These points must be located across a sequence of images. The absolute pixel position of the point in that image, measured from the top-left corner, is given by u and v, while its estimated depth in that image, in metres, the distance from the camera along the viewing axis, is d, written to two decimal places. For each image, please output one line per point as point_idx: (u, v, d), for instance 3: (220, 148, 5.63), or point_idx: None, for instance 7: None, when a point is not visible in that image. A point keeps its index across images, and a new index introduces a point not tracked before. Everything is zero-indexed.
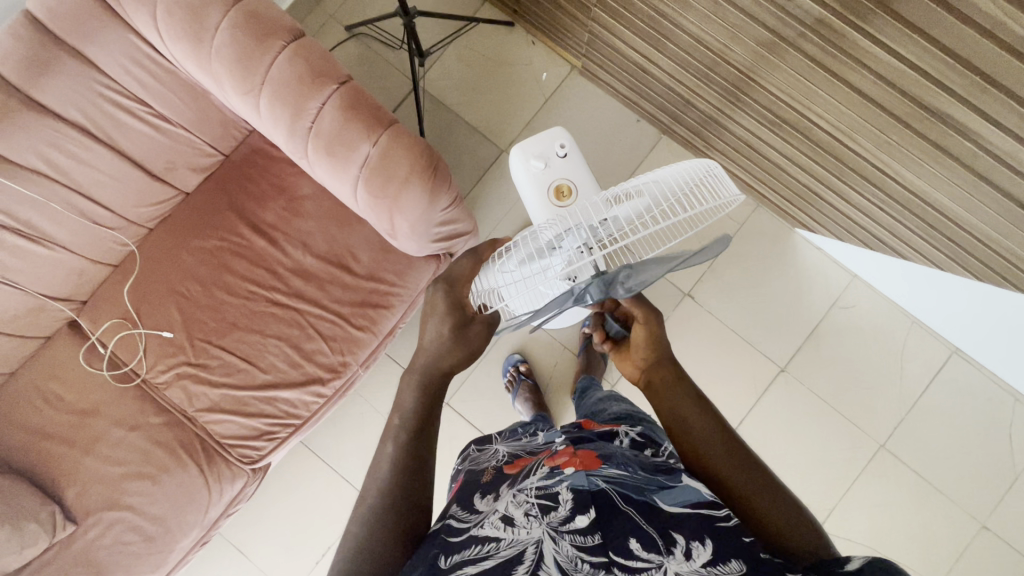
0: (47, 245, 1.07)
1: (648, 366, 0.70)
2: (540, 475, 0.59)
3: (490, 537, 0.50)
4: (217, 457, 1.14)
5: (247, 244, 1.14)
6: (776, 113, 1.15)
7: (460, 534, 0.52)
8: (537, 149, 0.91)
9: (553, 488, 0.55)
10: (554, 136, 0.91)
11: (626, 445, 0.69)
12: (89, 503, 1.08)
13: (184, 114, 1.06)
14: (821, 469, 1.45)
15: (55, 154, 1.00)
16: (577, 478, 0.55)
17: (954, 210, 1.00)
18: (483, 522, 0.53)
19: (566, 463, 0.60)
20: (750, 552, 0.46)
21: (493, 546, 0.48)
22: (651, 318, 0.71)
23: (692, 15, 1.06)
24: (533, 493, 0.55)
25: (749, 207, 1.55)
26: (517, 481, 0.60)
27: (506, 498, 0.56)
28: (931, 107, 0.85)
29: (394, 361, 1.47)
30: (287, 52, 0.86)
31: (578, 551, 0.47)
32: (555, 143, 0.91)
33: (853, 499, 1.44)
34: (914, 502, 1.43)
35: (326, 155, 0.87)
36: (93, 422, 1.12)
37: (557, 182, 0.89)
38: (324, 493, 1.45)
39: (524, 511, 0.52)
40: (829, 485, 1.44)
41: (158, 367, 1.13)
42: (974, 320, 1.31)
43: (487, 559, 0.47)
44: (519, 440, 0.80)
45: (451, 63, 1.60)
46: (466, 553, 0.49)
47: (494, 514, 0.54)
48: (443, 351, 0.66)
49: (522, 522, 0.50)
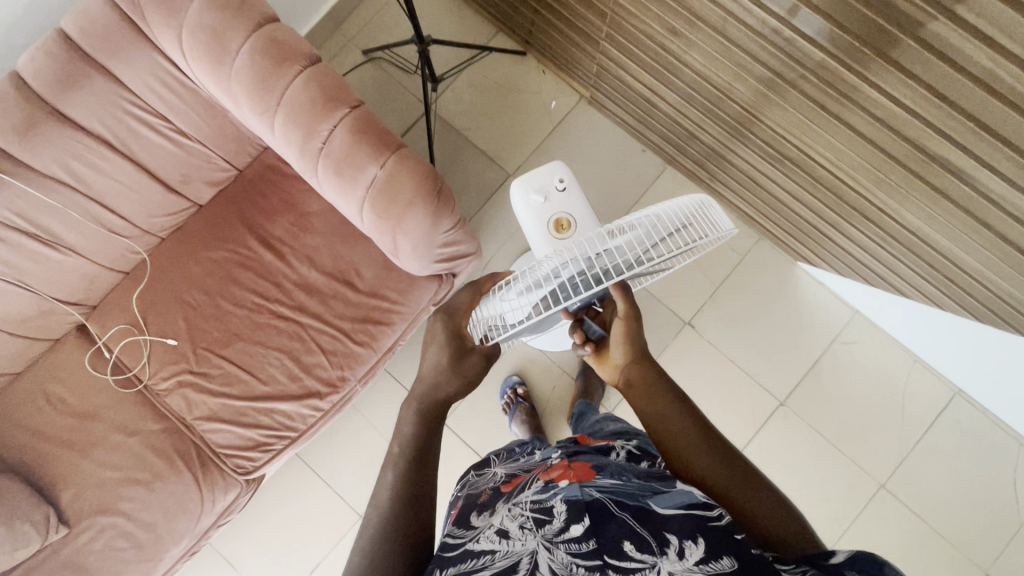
0: (62, 250, 1.10)
1: (629, 364, 0.70)
2: (535, 490, 0.60)
3: (486, 550, 0.51)
4: (211, 466, 1.15)
5: (254, 257, 1.17)
6: (777, 149, 1.17)
7: (456, 550, 0.54)
8: (537, 181, 0.92)
9: (547, 501, 0.56)
10: (554, 169, 0.92)
11: (622, 459, 0.69)
12: (84, 507, 1.10)
13: (202, 129, 1.10)
14: (820, 505, 1.43)
15: (76, 164, 1.04)
16: (571, 490, 0.56)
17: (955, 252, 1.01)
18: (479, 536, 0.55)
19: (560, 476, 0.61)
20: (743, 549, 0.45)
21: (489, 557, 0.50)
22: (632, 314, 0.69)
23: (698, 53, 1.10)
24: (528, 506, 0.56)
25: (751, 239, 1.56)
26: (513, 496, 0.61)
27: (501, 512, 0.58)
28: (930, 151, 0.87)
29: (402, 388, 1.48)
30: (302, 77, 0.90)
31: (573, 557, 0.48)
32: (555, 176, 0.92)
33: (852, 539, 1.41)
34: (916, 547, 1.39)
35: (334, 175, 0.90)
36: (93, 426, 1.13)
37: (557, 215, 0.90)
38: (317, 508, 1.44)
39: (519, 524, 0.54)
40: (829, 523, 1.42)
41: (161, 374, 1.15)
42: (976, 361, 1.30)
43: (483, 569, 0.48)
44: (516, 460, 0.80)
45: (462, 89, 1.65)
46: (463, 565, 0.50)
47: (489, 528, 0.56)
48: (439, 380, 0.68)
49: (517, 535, 0.52)
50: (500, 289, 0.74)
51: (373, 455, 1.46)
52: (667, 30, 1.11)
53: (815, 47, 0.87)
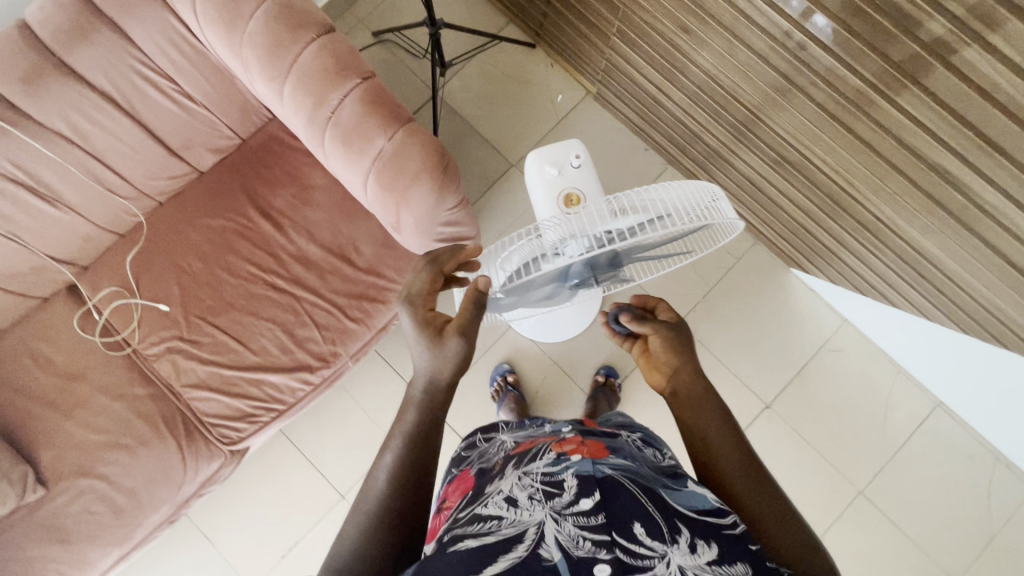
0: (58, 207, 1.09)
1: (674, 373, 0.69)
2: (547, 460, 0.60)
3: (494, 515, 0.52)
4: (197, 435, 1.14)
5: (253, 228, 1.16)
6: (779, 152, 1.19)
7: (466, 514, 0.55)
8: (553, 155, 0.92)
9: (558, 475, 0.56)
10: (570, 145, 0.93)
11: (632, 444, 0.70)
12: (65, 468, 1.08)
13: (209, 94, 1.09)
14: (809, 496, 1.45)
15: (79, 119, 1.03)
16: (584, 466, 0.56)
17: (945, 262, 1.04)
18: (488, 502, 0.55)
19: (573, 450, 0.61)
20: (757, 558, 0.48)
21: (495, 523, 0.51)
22: (660, 328, 0.70)
23: (707, 51, 1.11)
24: (539, 479, 0.56)
25: (747, 243, 1.58)
26: (524, 463, 0.62)
27: (511, 480, 0.59)
28: (930, 161, 0.89)
29: (401, 380, 1.47)
30: (316, 44, 0.90)
31: (581, 530, 0.48)
32: (571, 153, 0.92)
33: (840, 531, 1.43)
34: (895, 547, 1.42)
35: (341, 145, 0.90)
36: (79, 387, 1.12)
37: (568, 190, 0.91)
38: (299, 487, 1.43)
39: (528, 494, 0.54)
40: (817, 514, 1.44)
41: (151, 338, 1.14)
42: (961, 374, 1.32)
43: (489, 532, 0.49)
44: (526, 431, 0.81)
45: (470, 77, 1.65)
46: (470, 528, 0.51)
47: (498, 494, 0.57)
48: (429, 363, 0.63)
49: (526, 504, 0.53)
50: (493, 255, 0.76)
51: (360, 436, 1.45)
52: (678, 26, 1.12)
53: (825, 51, 0.89)
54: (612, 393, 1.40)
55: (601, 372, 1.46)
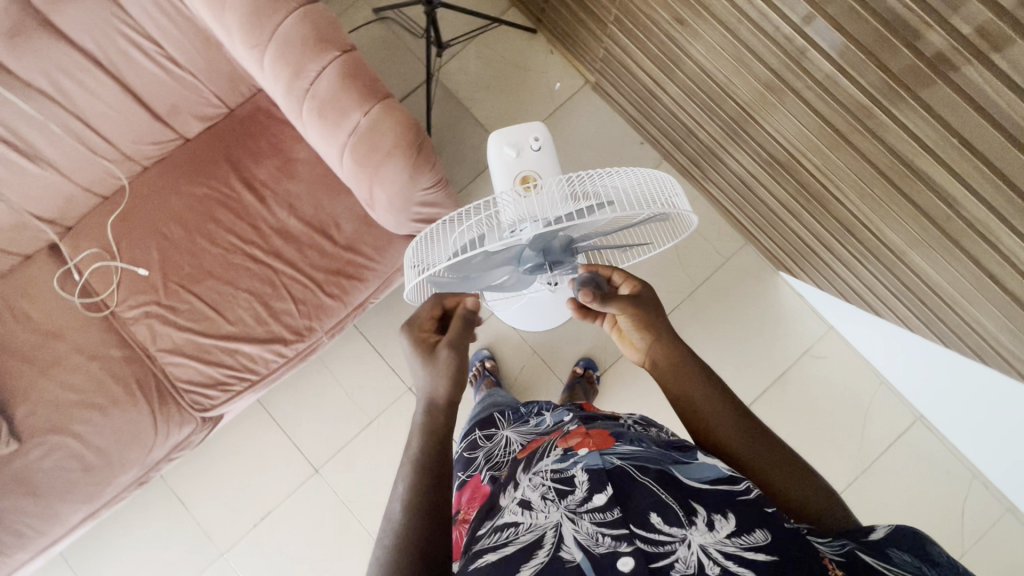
0: (42, 165, 1.10)
1: (651, 345, 0.70)
2: (554, 457, 0.62)
3: (511, 522, 0.53)
4: (170, 400, 1.15)
5: (235, 197, 1.16)
6: (771, 152, 1.17)
7: (486, 526, 0.56)
8: (512, 137, 0.91)
9: (568, 471, 0.58)
10: (530, 127, 0.91)
11: (633, 425, 0.72)
12: (39, 424, 1.10)
13: (196, 61, 1.09)
14: (835, 449, 1.47)
15: (63, 78, 1.03)
16: (591, 459, 0.57)
17: (928, 272, 1.02)
18: (504, 510, 0.57)
19: (580, 444, 0.62)
20: (776, 522, 0.48)
21: (513, 531, 0.52)
22: (627, 307, 0.69)
23: (701, 45, 1.09)
24: (549, 476, 0.58)
25: (737, 244, 1.56)
26: (533, 463, 0.64)
27: (522, 483, 0.60)
28: (918, 169, 0.87)
29: (409, 391, 1.46)
30: (296, 14, 0.89)
31: (598, 527, 0.49)
32: (531, 135, 0.91)
33: (863, 483, 1.45)
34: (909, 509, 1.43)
35: (318, 117, 0.89)
36: (55, 345, 1.13)
37: (525, 172, 0.90)
38: (273, 459, 1.45)
39: (541, 494, 0.56)
40: (840, 467, 1.46)
41: (129, 302, 1.15)
42: (944, 388, 1.31)
43: (509, 542, 0.50)
44: (525, 424, 0.86)
45: (469, 59, 1.64)
46: (492, 538, 0.52)
47: (512, 501, 0.58)
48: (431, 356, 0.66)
49: (540, 506, 0.54)
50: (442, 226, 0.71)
51: (335, 412, 1.46)
52: (674, 18, 1.10)
53: (820, 54, 0.87)
54: (589, 385, 1.41)
55: (581, 363, 1.46)
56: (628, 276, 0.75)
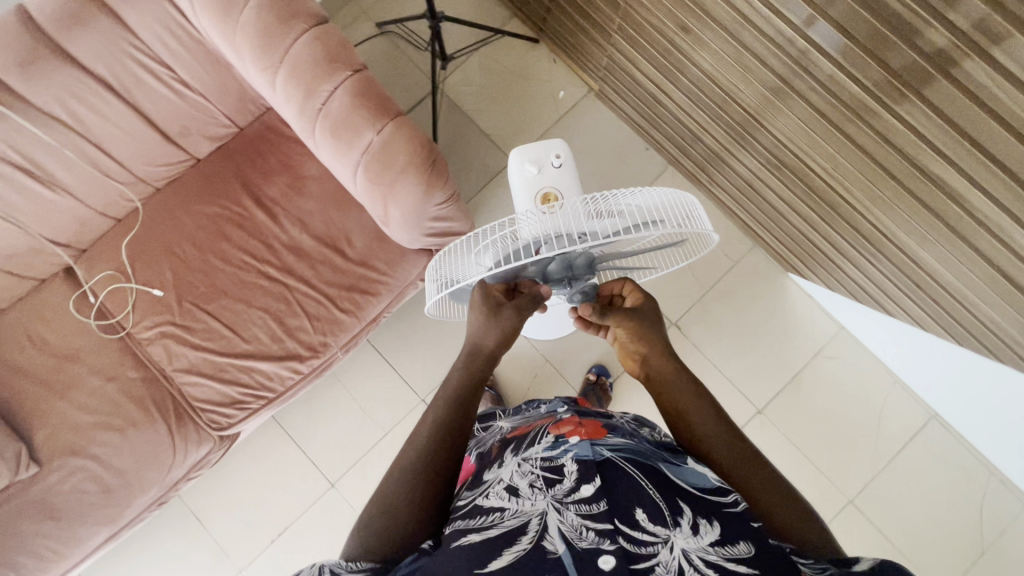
0: (56, 190, 1.10)
1: (649, 359, 0.75)
2: (545, 445, 0.64)
3: (497, 507, 0.55)
4: (187, 419, 1.15)
5: (247, 216, 1.17)
6: (777, 155, 1.17)
7: (469, 506, 0.58)
8: (533, 153, 0.91)
9: (558, 460, 0.59)
10: (551, 144, 0.92)
11: (626, 422, 0.74)
12: (58, 446, 1.10)
13: (206, 83, 1.10)
14: (849, 450, 1.47)
15: (76, 103, 1.04)
16: (582, 449, 0.59)
17: (941, 272, 1.02)
18: (490, 492, 0.59)
19: (571, 431, 0.65)
20: (760, 539, 0.48)
21: (499, 515, 0.53)
22: (624, 320, 0.75)
23: (706, 52, 1.10)
24: (539, 465, 0.60)
25: (745, 246, 1.56)
26: (522, 449, 0.66)
27: (511, 468, 0.63)
28: (926, 169, 0.87)
29: (422, 403, 1.46)
30: (308, 36, 0.90)
31: (582, 520, 0.50)
32: (552, 152, 0.92)
33: (877, 487, 1.45)
34: (926, 508, 1.43)
35: (330, 136, 0.90)
36: (72, 368, 1.14)
37: (546, 189, 0.90)
38: (289, 473, 1.45)
39: (529, 483, 0.58)
40: (857, 470, 1.45)
41: (144, 322, 1.16)
42: (958, 387, 1.30)
43: (493, 525, 0.52)
44: (522, 415, 0.87)
45: (472, 70, 1.65)
46: (475, 520, 0.54)
47: (499, 484, 0.60)
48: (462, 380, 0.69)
49: (527, 494, 0.56)
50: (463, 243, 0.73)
51: (349, 426, 1.46)
52: (678, 25, 1.10)
53: (824, 57, 0.87)
54: (602, 392, 1.41)
55: (593, 370, 1.46)
56: (633, 287, 0.79)
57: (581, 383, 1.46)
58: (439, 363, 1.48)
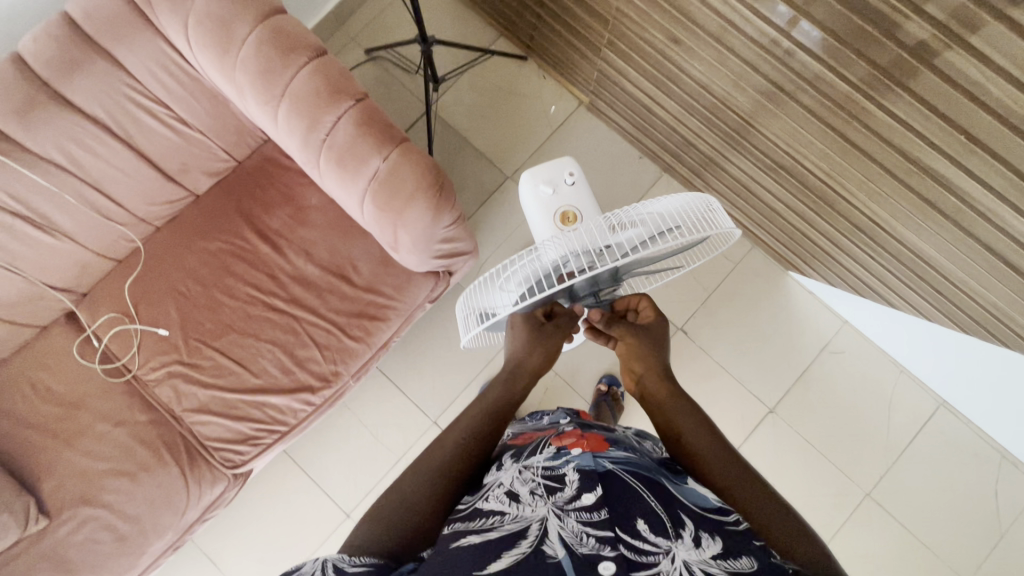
0: (56, 235, 1.09)
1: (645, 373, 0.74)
2: (547, 455, 0.63)
3: (496, 511, 0.54)
4: (199, 459, 1.13)
5: (251, 249, 1.16)
6: (772, 157, 1.19)
7: (466, 509, 0.57)
8: (546, 174, 0.94)
9: (559, 469, 0.59)
10: (562, 163, 0.95)
11: (628, 436, 0.74)
12: (67, 497, 1.07)
13: (204, 119, 1.10)
14: (863, 443, 1.47)
15: (74, 147, 1.03)
16: (584, 460, 0.59)
17: (942, 262, 1.04)
18: (488, 496, 0.58)
19: (574, 443, 0.64)
20: (762, 555, 0.49)
21: (498, 519, 0.53)
22: (627, 334, 0.76)
23: (698, 62, 1.12)
24: (540, 473, 0.60)
25: (744, 248, 1.58)
26: (523, 456, 0.66)
27: (512, 472, 0.62)
28: (922, 163, 0.89)
29: (435, 425, 1.45)
30: (308, 68, 0.90)
31: (584, 527, 0.50)
32: (564, 171, 0.94)
33: (894, 478, 1.45)
34: (942, 497, 1.43)
35: (336, 166, 0.91)
36: (79, 415, 1.11)
37: (564, 208, 0.93)
38: (304, 506, 1.42)
39: (530, 489, 0.57)
40: (872, 463, 1.46)
41: (151, 363, 1.14)
42: (964, 372, 1.32)
43: (492, 530, 0.51)
44: (524, 423, 0.86)
45: (463, 91, 1.66)
46: (473, 523, 0.53)
47: (499, 487, 0.59)
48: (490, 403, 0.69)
49: (528, 500, 0.55)
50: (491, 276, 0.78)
51: (362, 453, 1.44)
52: (668, 37, 1.12)
53: (812, 58, 0.89)
54: (615, 403, 1.41)
55: (604, 381, 1.46)
56: (648, 305, 0.79)
57: (593, 394, 1.45)
58: (450, 384, 1.47)
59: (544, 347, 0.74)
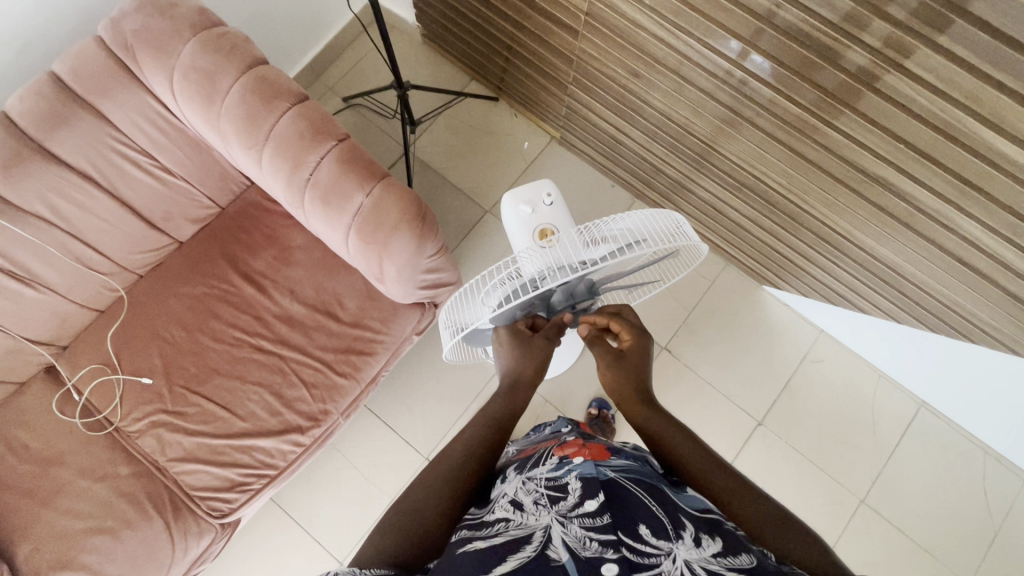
0: (38, 288, 1.09)
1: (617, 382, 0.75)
2: (550, 466, 0.65)
3: (502, 519, 0.56)
4: (184, 511, 1.09)
5: (236, 292, 1.17)
6: (734, 177, 1.26)
7: (473, 519, 0.58)
8: (526, 195, 0.98)
9: (562, 479, 0.61)
10: (541, 184, 0.99)
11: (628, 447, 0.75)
12: (42, 562, 1.02)
13: (187, 167, 1.13)
14: (852, 449, 1.50)
15: (59, 200, 1.04)
16: (586, 468, 0.61)
17: (902, 265, 1.10)
18: (495, 506, 0.59)
19: (575, 452, 0.66)
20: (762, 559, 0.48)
21: (504, 525, 0.54)
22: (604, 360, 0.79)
23: (657, 92, 1.20)
24: (543, 484, 0.61)
25: (718, 266, 1.64)
26: (527, 467, 0.67)
27: (517, 484, 0.63)
28: (869, 172, 0.96)
29: (426, 460, 1.43)
30: (291, 112, 0.95)
31: (587, 532, 0.51)
32: (544, 192, 0.99)
33: (886, 482, 1.47)
34: (933, 498, 1.45)
35: (320, 204, 0.94)
36: (57, 472, 1.07)
37: (543, 226, 0.97)
38: (294, 557, 1.37)
39: (534, 499, 0.59)
40: (863, 468, 1.48)
41: (133, 414, 1.11)
42: (938, 371, 1.36)
43: (498, 536, 0.52)
44: (527, 437, 0.86)
45: (438, 131, 1.73)
46: (481, 530, 0.54)
47: (504, 498, 0.61)
48: (484, 421, 0.70)
49: (532, 509, 0.57)
50: (472, 288, 0.82)
51: (353, 496, 1.41)
52: (628, 71, 1.21)
53: (761, 84, 0.97)
54: (607, 425, 1.43)
55: (593, 405, 1.47)
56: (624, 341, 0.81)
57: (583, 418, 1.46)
58: (440, 417, 1.46)
59: (532, 362, 0.76)
